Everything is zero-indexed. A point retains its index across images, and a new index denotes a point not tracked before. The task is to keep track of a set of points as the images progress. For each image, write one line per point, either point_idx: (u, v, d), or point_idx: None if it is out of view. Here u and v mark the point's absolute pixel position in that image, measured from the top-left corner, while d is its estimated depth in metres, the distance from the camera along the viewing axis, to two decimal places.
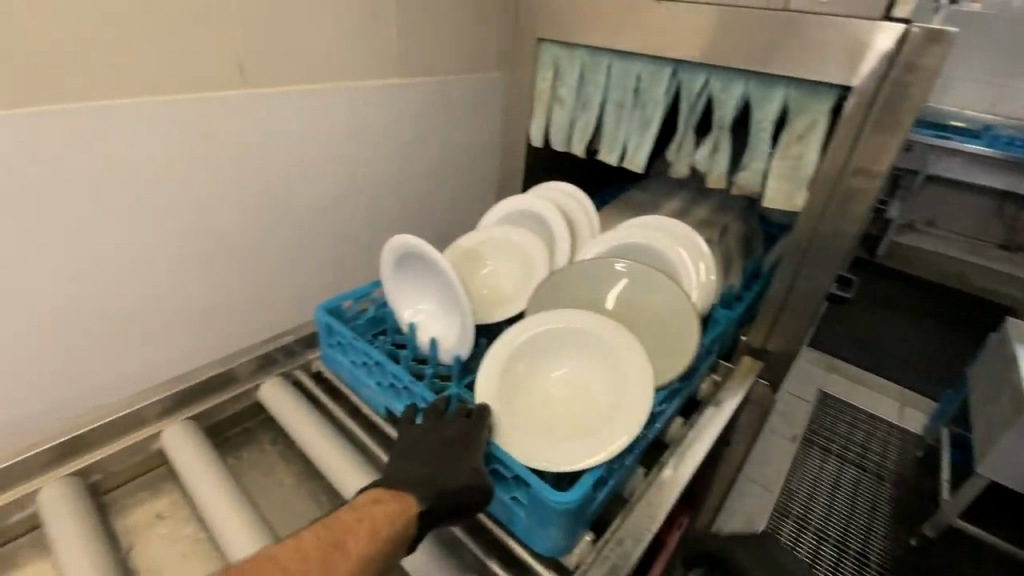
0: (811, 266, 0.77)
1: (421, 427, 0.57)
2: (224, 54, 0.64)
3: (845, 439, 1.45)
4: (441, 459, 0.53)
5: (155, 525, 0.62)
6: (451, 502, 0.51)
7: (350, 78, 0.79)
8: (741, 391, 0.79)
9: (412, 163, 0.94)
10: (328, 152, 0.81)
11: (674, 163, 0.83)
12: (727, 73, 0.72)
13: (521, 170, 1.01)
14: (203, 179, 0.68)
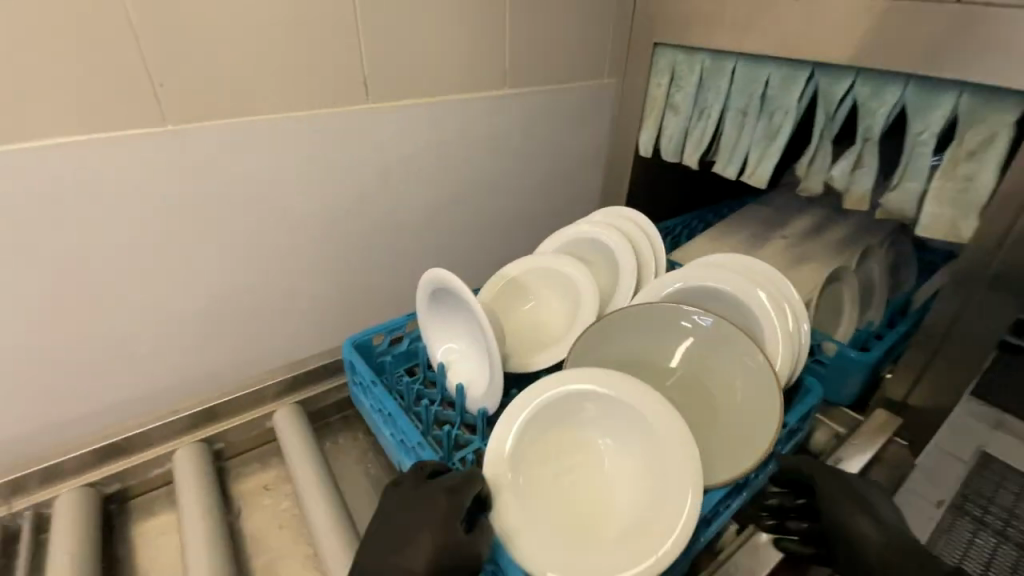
0: (978, 309, 0.63)
1: (406, 487, 0.53)
2: (350, 72, 0.70)
3: (1009, 514, 1.11)
4: (418, 534, 0.49)
5: (262, 495, 0.69)
6: None
7: (462, 91, 0.82)
8: (871, 449, 0.68)
9: (518, 172, 0.95)
10: (438, 162, 0.84)
11: (804, 179, 0.74)
12: (877, 77, 0.62)
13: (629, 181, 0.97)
14: (324, 186, 0.75)
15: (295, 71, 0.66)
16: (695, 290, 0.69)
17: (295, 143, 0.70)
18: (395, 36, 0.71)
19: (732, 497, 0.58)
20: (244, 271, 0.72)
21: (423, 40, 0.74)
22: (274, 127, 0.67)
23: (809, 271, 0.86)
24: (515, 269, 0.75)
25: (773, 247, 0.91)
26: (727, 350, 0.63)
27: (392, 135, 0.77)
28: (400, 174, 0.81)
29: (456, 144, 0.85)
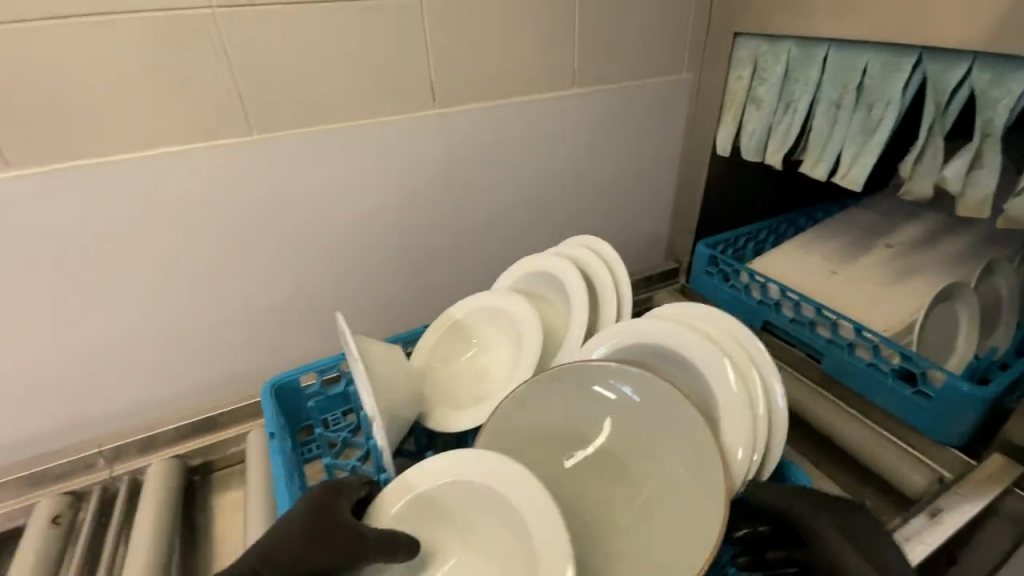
0: None
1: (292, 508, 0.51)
2: (418, 79, 0.73)
3: None
4: (321, 523, 0.48)
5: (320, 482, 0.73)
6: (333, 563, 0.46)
7: (530, 91, 0.81)
8: (983, 501, 0.58)
9: (586, 174, 0.92)
10: (503, 165, 0.85)
11: (905, 182, 0.64)
12: (1002, 61, 0.52)
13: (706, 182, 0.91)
14: (390, 189, 0.78)
15: (364, 78, 0.70)
16: (638, 349, 0.64)
17: (364, 148, 0.73)
18: (461, 40, 0.73)
19: None
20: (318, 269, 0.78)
21: (489, 42, 0.75)
22: (345, 133, 0.71)
23: (916, 287, 0.74)
24: (460, 309, 0.76)
25: (873, 258, 0.80)
26: (660, 425, 0.58)
27: (456, 138, 0.79)
28: (465, 177, 0.82)
29: (522, 146, 0.84)
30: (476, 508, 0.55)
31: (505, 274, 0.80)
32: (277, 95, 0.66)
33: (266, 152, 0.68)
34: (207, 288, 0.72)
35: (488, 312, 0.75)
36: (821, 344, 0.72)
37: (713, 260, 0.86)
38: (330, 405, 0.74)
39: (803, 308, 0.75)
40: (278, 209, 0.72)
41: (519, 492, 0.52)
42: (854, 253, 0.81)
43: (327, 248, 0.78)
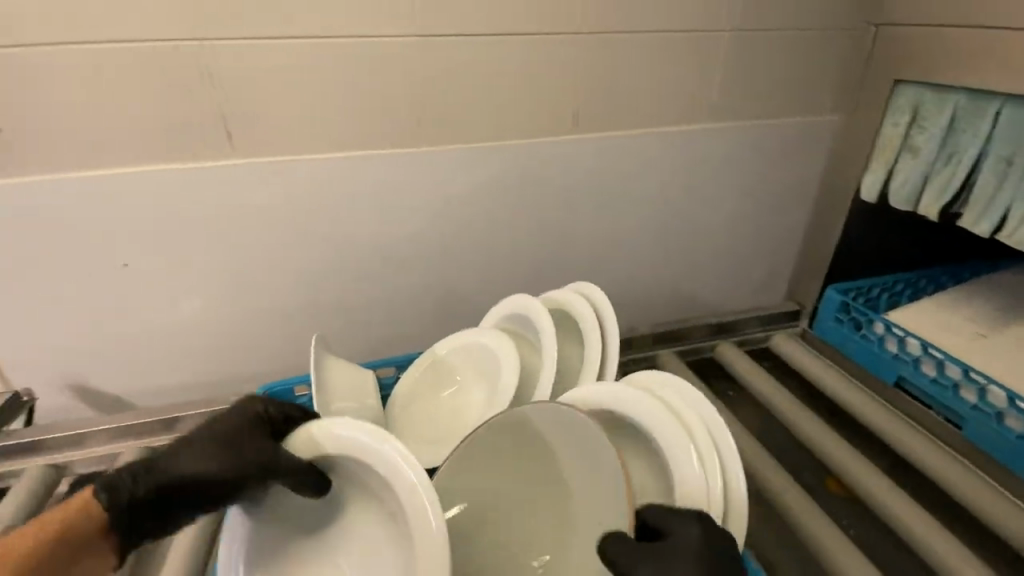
0: None
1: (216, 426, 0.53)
2: (568, 105, 0.80)
3: None
4: (225, 440, 0.52)
5: None
6: (222, 481, 0.50)
7: (668, 123, 0.86)
8: None
9: (714, 207, 0.93)
10: (634, 192, 0.88)
11: None
12: None
13: (840, 225, 0.89)
14: (526, 204, 0.84)
15: (522, 103, 0.78)
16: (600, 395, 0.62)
17: (511, 163, 0.81)
18: (613, 72, 0.80)
19: None
20: (452, 273, 0.85)
21: (636, 76, 0.81)
22: (498, 151, 0.80)
23: None
24: (443, 347, 0.80)
25: None
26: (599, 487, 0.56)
27: (594, 161, 0.84)
28: (596, 199, 0.87)
29: (653, 176, 0.88)
30: (353, 474, 0.56)
31: (492, 311, 0.84)
32: (450, 111, 0.76)
33: (430, 159, 0.78)
34: (364, 275, 0.82)
35: (470, 351, 0.79)
36: (964, 410, 0.69)
37: (845, 307, 0.84)
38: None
39: (946, 368, 0.72)
40: (433, 213, 0.81)
41: (383, 467, 0.51)
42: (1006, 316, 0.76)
43: (463, 253, 0.85)
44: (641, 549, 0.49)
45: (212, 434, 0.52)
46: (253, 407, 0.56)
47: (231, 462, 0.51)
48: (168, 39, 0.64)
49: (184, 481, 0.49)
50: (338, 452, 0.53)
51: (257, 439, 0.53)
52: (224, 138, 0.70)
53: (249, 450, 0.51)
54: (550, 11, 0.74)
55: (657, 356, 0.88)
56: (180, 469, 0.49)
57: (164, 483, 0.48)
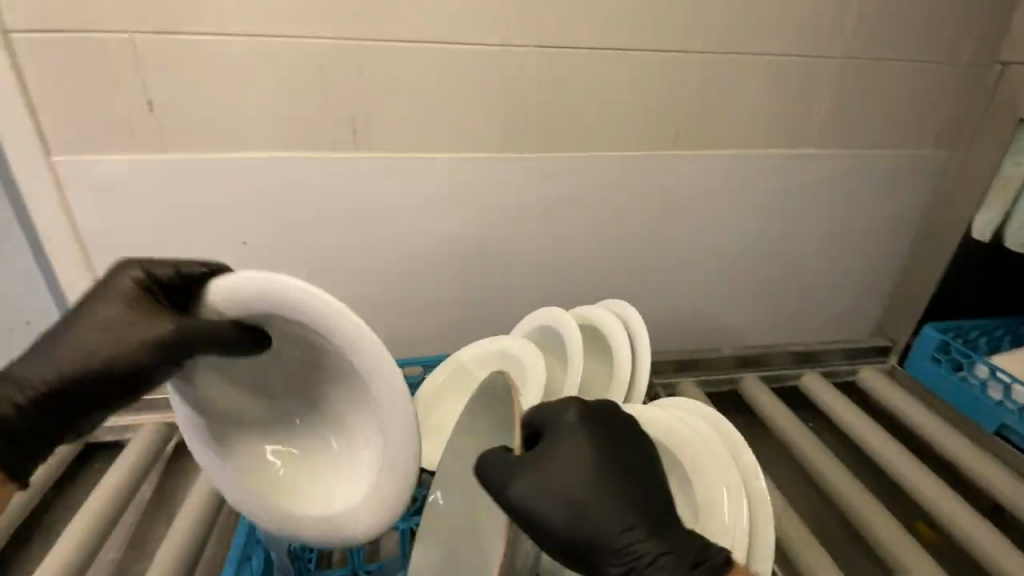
0: None
1: (105, 305, 0.49)
2: (676, 120, 0.80)
3: None
4: (115, 327, 0.48)
5: None
6: (116, 370, 0.47)
7: (770, 146, 0.85)
8: None
9: (804, 232, 0.92)
10: (727, 211, 0.88)
11: None
12: None
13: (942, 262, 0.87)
14: (616, 215, 0.84)
15: (631, 117, 0.79)
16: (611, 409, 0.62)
17: (611, 173, 0.81)
18: (725, 90, 0.80)
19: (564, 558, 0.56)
20: (535, 276, 0.86)
21: (744, 99, 0.81)
22: (600, 162, 0.81)
23: None
24: (468, 355, 0.79)
25: None
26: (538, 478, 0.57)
27: (693, 176, 0.84)
28: (688, 214, 0.86)
29: (747, 197, 0.87)
30: (281, 327, 0.53)
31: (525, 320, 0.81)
32: (562, 118, 0.77)
33: (534, 163, 0.79)
34: (457, 271, 0.84)
35: (496, 360, 0.77)
36: None
37: (944, 346, 0.83)
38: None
39: None
40: (531, 217, 0.82)
41: (302, 316, 0.48)
42: None
43: (547, 259, 0.86)
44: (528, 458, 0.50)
45: (85, 322, 0.49)
46: (123, 283, 0.50)
47: (117, 339, 0.48)
48: (311, 34, 0.68)
49: (69, 374, 0.47)
50: (252, 309, 0.49)
51: (140, 313, 0.49)
52: (349, 132, 0.73)
53: (138, 327, 0.48)
54: (670, 29, 0.74)
55: (740, 379, 0.86)
56: (54, 367, 0.47)
57: (40, 384, 0.46)
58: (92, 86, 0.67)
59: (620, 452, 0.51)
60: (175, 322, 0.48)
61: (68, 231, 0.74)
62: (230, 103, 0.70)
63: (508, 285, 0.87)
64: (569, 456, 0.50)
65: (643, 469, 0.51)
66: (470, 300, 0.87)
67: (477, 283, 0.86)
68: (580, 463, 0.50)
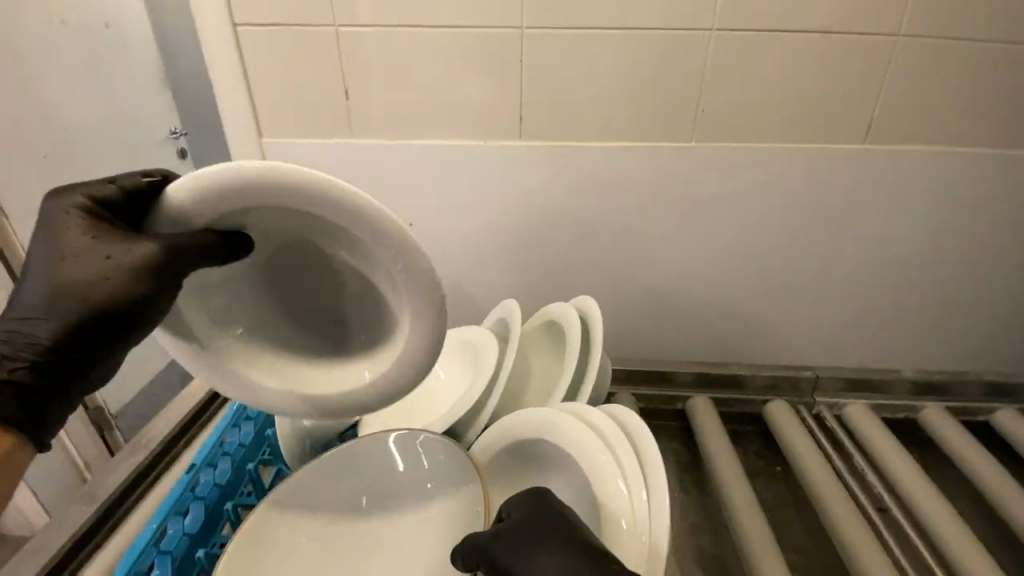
0: None
1: (56, 242, 0.40)
2: (869, 112, 0.72)
3: None
4: (79, 256, 0.40)
5: (682, 472, 0.74)
6: (107, 306, 0.39)
7: (970, 143, 0.74)
8: None
9: (1009, 242, 0.80)
10: (906, 214, 0.79)
11: None
12: None
13: None
14: (784, 210, 0.79)
15: (806, 109, 0.72)
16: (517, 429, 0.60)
17: (785, 167, 0.76)
18: (934, 80, 0.70)
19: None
20: (684, 267, 0.85)
21: (950, 89, 0.71)
22: (765, 155, 0.76)
23: None
24: None
25: None
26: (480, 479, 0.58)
27: (879, 174, 0.76)
28: (867, 214, 0.79)
29: (933, 199, 0.77)
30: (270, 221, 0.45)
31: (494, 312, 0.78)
32: (736, 107, 0.73)
33: (701, 155, 0.76)
34: (598, 258, 0.85)
35: (456, 350, 0.76)
36: None
37: None
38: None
39: None
40: (682, 209, 0.80)
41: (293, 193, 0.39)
42: None
43: (701, 251, 0.83)
44: (487, 551, 0.46)
45: (49, 264, 0.40)
46: (72, 212, 0.41)
47: (99, 274, 0.39)
48: (485, 25, 0.70)
49: (43, 320, 0.39)
50: (214, 206, 0.40)
51: (111, 242, 0.40)
52: (517, 120, 0.75)
53: (117, 256, 0.40)
54: (873, 12, 0.66)
55: (921, 407, 0.76)
56: (32, 330, 0.39)
57: (32, 345, 0.39)
58: (294, 74, 0.74)
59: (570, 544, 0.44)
60: (155, 241, 0.40)
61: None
62: (407, 91, 0.74)
63: (656, 274, 0.86)
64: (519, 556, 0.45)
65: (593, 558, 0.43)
66: (616, 287, 0.87)
67: (625, 269, 0.85)
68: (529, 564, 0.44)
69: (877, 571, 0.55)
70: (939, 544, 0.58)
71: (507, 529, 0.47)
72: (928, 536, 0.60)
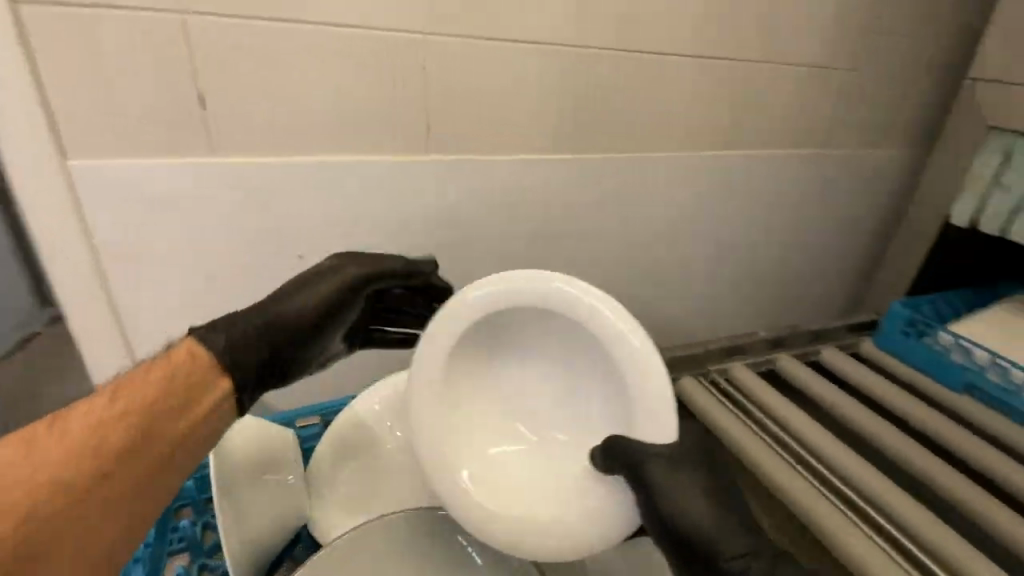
0: None
1: (313, 270, 0.59)
2: (713, 123, 0.85)
3: None
4: (319, 276, 0.59)
5: None
6: (331, 301, 0.57)
7: (781, 147, 0.93)
8: None
9: (806, 220, 1.03)
10: (742, 205, 0.95)
11: None
12: None
13: (921, 251, 0.94)
14: (660, 209, 0.89)
15: (670, 120, 0.82)
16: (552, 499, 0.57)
17: (658, 172, 0.86)
18: (754, 96, 0.86)
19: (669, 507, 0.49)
20: (587, 267, 0.89)
21: (764, 104, 0.87)
22: (649, 161, 0.84)
23: None
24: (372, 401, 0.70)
25: None
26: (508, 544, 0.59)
27: (722, 174, 0.91)
28: (717, 208, 0.93)
29: (762, 192, 0.95)
30: (522, 317, 0.59)
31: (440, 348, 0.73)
32: (617, 119, 0.79)
33: (593, 161, 0.81)
34: (517, 268, 0.85)
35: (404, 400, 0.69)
36: None
37: (911, 320, 0.88)
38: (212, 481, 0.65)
39: None
40: (586, 213, 0.84)
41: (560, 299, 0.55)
42: None
43: (600, 250, 0.88)
44: (642, 454, 0.51)
45: (301, 279, 0.58)
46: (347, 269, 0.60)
47: (332, 282, 0.58)
48: (382, 27, 0.63)
49: (296, 309, 0.55)
50: (490, 317, 0.57)
51: (343, 265, 0.60)
52: (423, 132, 0.70)
53: (343, 271, 0.59)
54: (711, 38, 0.78)
55: (775, 357, 0.93)
56: (295, 307, 0.55)
57: (278, 317, 0.54)
58: (113, 85, 0.56)
59: (722, 498, 0.51)
60: (353, 265, 0.60)
61: (88, 262, 0.63)
62: (284, 102, 0.62)
63: (564, 277, 0.88)
64: (670, 486, 0.50)
65: (734, 523, 0.49)
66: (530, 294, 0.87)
67: (537, 276, 0.86)
68: (672, 497, 0.50)
69: (849, 534, 0.62)
70: (844, 472, 0.69)
71: (670, 453, 0.51)
72: (838, 473, 0.70)
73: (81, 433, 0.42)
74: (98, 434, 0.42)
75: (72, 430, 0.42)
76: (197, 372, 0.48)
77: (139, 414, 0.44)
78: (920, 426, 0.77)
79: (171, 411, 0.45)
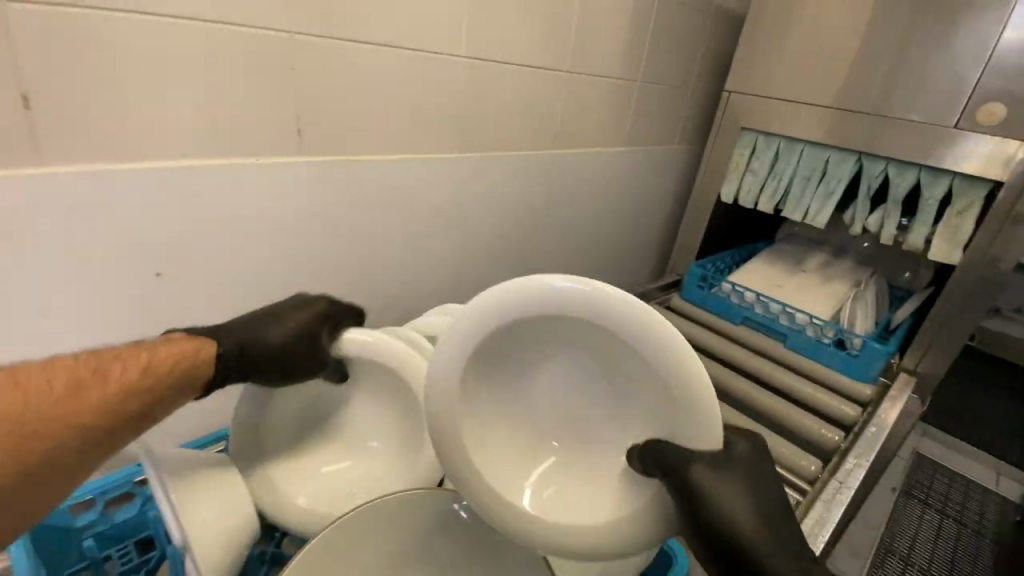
0: (946, 338, 0.91)
1: (271, 310, 0.59)
2: (547, 125, 0.99)
3: (942, 496, 1.49)
4: (284, 314, 0.59)
5: None
6: (279, 352, 0.57)
7: (600, 145, 1.11)
8: (911, 385, 0.94)
9: (623, 204, 1.24)
10: (575, 194, 1.12)
11: (849, 225, 0.98)
12: (904, 163, 0.89)
13: (705, 221, 1.19)
14: (513, 200, 1.01)
15: (514, 122, 0.93)
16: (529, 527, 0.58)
17: (508, 168, 0.97)
18: (575, 103, 1.01)
19: (709, 521, 0.42)
20: (458, 253, 0.97)
21: (584, 108, 1.03)
22: (504, 158, 0.95)
23: (829, 273, 1.14)
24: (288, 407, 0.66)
25: (809, 265, 1.16)
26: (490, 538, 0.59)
27: (557, 169, 1.05)
28: (557, 199, 1.09)
29: (590, 182, 1.13)
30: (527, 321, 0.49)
31: None
32: (470, 121, 0.87)
33: (454, 158, 0.88)
34: (396, 259, 0.89)
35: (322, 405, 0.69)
36: (784, 329, 1.02)
37: (703, 277, 1.14)
38: (120, 534, 0.49)
39: (795, 316, 1.01)
40: (453, 207, 0.92)
41: (589, 311, 0.45)
42: (804, 263, 1.16)
43: (468, 237, 0.97)
44: (683, 454, 0.44)
45: (264, 316, 0.59)
46: (324, 301, 0.61)
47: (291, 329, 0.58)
48: (240, 25, 0.60)
49: (248, 343, 0.56)
50: (506, 331, 0.49)
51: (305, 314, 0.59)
52: (295, 135, 0.69)
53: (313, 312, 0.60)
54: (539, 50, 0.90)
55: None
56: (263, 338, 0.56)
57: (249, 342, 0.56)
58: None
59: (777, 519, 0.43)
60: (325, 302, 0.61)
61: None
62: (126, 108, 0.56)
63: (440, 263, 0.95)
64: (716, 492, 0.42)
65: (793, 546, 0.41)
66: (410, 280, 0.92)
67: (415, 264, 0.92)
68: (721, 509, 0.42)
69: None
70: None
71: (717, 458, 0.44)
72: None
73: (100, 398, 0.43)
74: (100, 418, 0.43)
75: (93, 389, 0.43)
76: (186, 372, 0.50)
77: (134, 414, 0.46)
78: (720, 356, 1.02)
79: (147, 392, 0.47)
